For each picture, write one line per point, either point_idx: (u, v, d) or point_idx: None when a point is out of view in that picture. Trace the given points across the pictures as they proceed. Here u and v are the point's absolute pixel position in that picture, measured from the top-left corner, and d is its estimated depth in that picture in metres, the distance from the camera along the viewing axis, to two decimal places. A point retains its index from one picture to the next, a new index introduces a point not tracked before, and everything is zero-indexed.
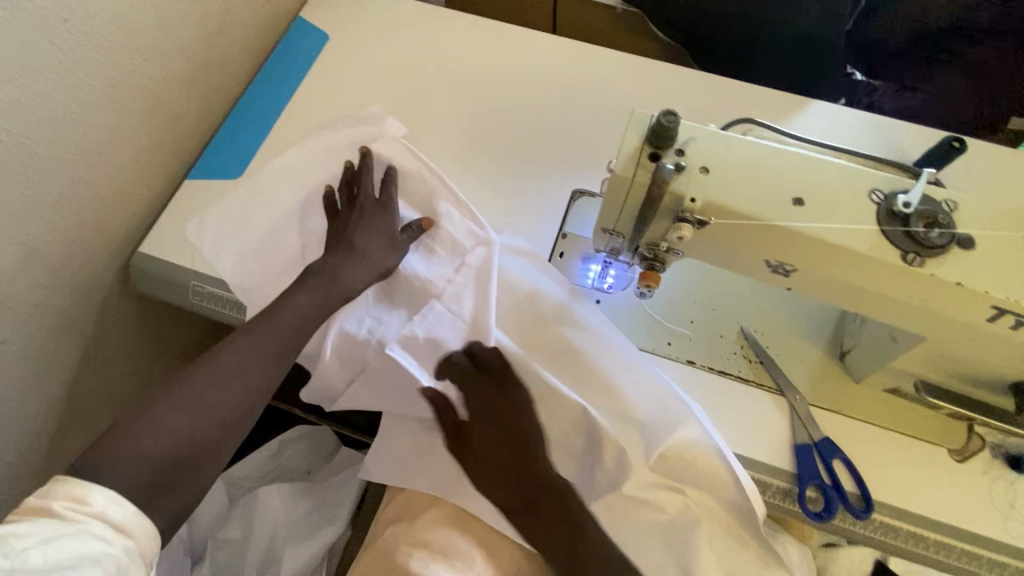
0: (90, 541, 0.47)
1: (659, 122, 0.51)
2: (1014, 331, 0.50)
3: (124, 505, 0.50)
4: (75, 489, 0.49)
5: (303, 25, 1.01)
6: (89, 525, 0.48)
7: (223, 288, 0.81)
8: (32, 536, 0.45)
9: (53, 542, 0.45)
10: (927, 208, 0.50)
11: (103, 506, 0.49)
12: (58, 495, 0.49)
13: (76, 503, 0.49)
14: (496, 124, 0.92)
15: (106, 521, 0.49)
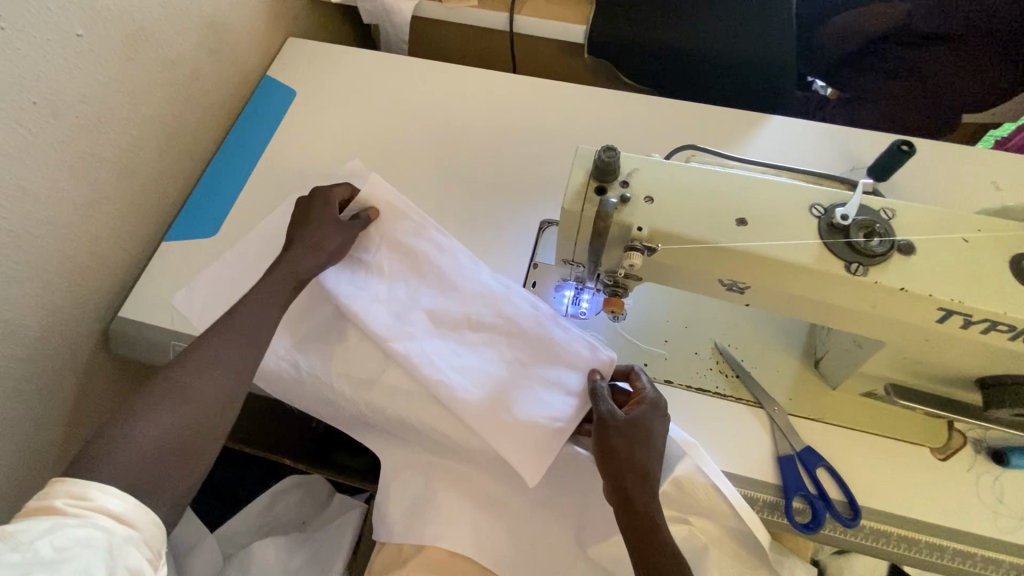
0: (89, 529, 0.48)
1: (600, 158, 0.53)
2: (966, 330, 0.51)
3: (124, 498, 0.53)
4: (76, 487, 0.51)
5: (273, 85, 1.05)
6: (93, 517, 0.50)
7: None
8: (37, 528, 0.46)
9: (53, 531, 0.46)
10: (865, 218, 0.51)
11: (103, 500, 0.51)
12: (57, 493, 0.51)
13: (77, 499, 0.51)
14: (461, 163, 0.95)
15: (107, 514, 0.51)
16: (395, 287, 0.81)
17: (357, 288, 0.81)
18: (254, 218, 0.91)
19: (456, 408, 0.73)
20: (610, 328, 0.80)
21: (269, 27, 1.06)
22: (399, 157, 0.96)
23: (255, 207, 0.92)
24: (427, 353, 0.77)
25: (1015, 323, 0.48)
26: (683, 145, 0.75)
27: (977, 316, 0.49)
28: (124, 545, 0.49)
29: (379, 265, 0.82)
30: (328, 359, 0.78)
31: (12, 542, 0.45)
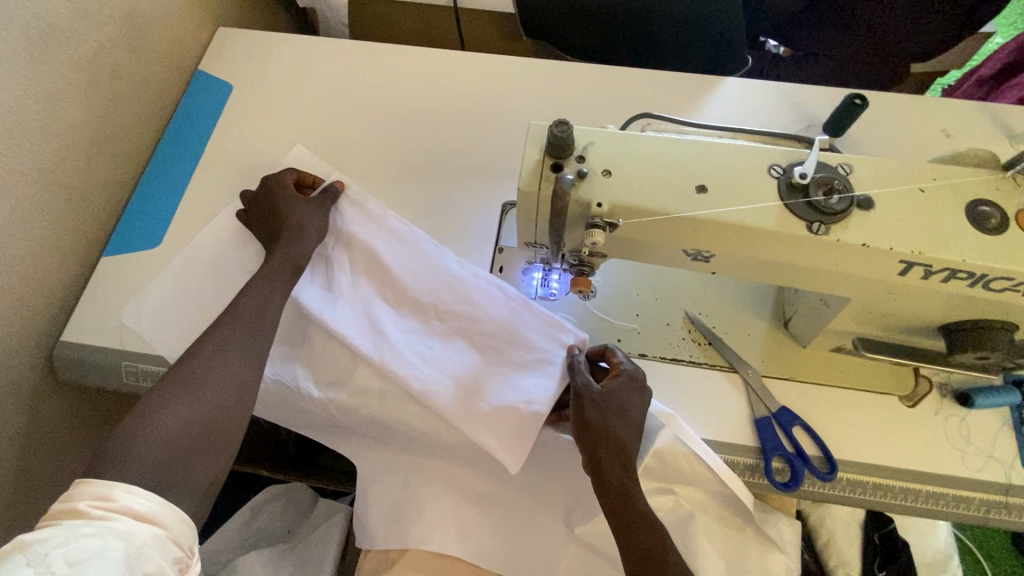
0: (111, 535, 0.47)
1: (553, 132, 0.51)
2: (928, 281, 0.50)
3: (148, 498, 0.51)
4: (100, 488, 0.51)
5: (207, 79, 0.98)
6: (114, 520, 0.48)
7: (160, 365, 0.77)
8: (56, 537, 0.45)
9: (69, 542, 0.45)
10: (824, 175, 0.51)
11: (128, 501, 0.50)
12: (82, 495, 0.50)
13: (100, 501, 0.50)
14: (415, 149, 0.91)
15: (131, 514, 0.50)
16: (363, 282, 0.78)
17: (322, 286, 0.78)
18: (199, 224, 0.86)
19: (432, 401, 0.71)
20: (582, 305, 0.79)
21: (196, 17, 0.99)
22: (349, 148, 0.91)
23: (199, 212, 0.87)
24: (397, 348, 0.74)
25: (975, 270, 0.49)
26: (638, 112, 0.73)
27: (937, 266, 0.49)
28: (146, 551, 0.48)
29: (342, 260, 0.79)
30: (294, 364, 0.75)
31: (30, 555, 0.44)
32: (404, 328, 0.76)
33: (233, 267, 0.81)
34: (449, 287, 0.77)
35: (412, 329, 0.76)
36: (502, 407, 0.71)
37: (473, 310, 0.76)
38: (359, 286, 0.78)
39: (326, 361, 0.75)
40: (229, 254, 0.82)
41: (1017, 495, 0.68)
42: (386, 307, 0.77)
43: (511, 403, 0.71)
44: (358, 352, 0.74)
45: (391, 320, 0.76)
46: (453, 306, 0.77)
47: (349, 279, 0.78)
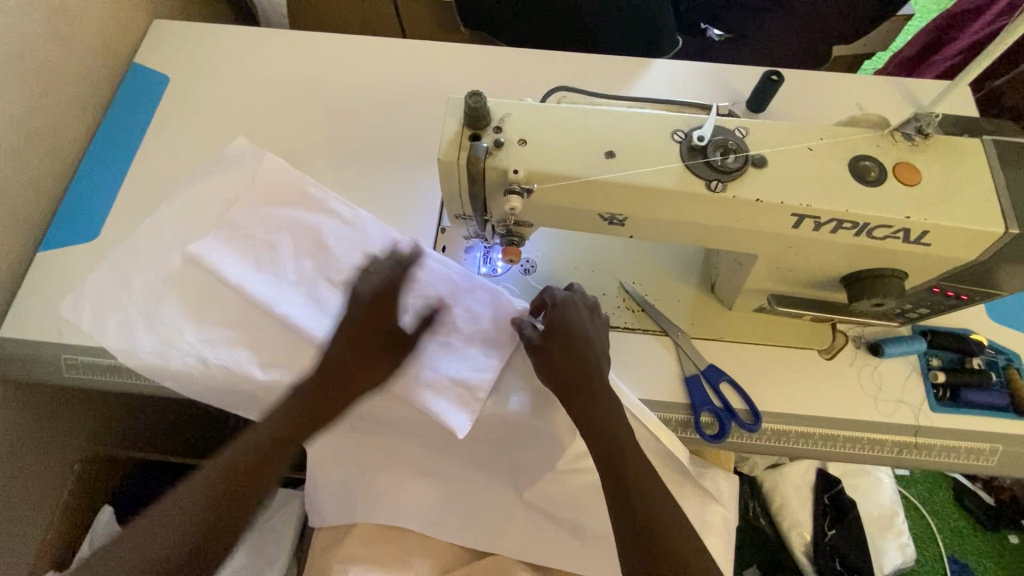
0: None
1: (468, 104, 0.54)
2: (819, 232, 0.55)
3: None
4: None
5: (142, 71, 0.98)
6: None
7: (101, 356, 0.77)
8: None
9: None
10: (721, 138, 0.55)
11: None
12: None
13: None
14: (356, 135, 0.92)
15: None
16: (307, 263, 0.79)
17: (266, 270, 0.78)
18: (139, 215, 0.86)
19: (374, 375, 0.73)
20: (522, 280, 0.81)
21: (129, 8, 0.98)
22: (290, 135, 0.92)
23: (138, 203, 0.86)
24: (341, 327, 0.76)
25: (857, 219, 0.53)
26: (559, 88, 0.76)
27: (824, 217, 0.53)
28: None
29: (285, 243, 0.80)
30: (235, 349, 0.76)
31: None
32: (349, 308, 0.77)
33: (168, 252, 0.79)
34: None
35: (357, 309, 0.77)
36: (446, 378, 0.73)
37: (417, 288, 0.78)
38: (302, 269, 0.79)
39: (269, 346, 0.76)
40: (163, 242, 0.80)
41: (925, 435, 0.73)
42: (330, 287, 0.78)
43: (450, 374, 0.74)
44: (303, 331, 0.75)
45: (335, 300, 0.77)
46: None
47: (293, 261, 0.79)
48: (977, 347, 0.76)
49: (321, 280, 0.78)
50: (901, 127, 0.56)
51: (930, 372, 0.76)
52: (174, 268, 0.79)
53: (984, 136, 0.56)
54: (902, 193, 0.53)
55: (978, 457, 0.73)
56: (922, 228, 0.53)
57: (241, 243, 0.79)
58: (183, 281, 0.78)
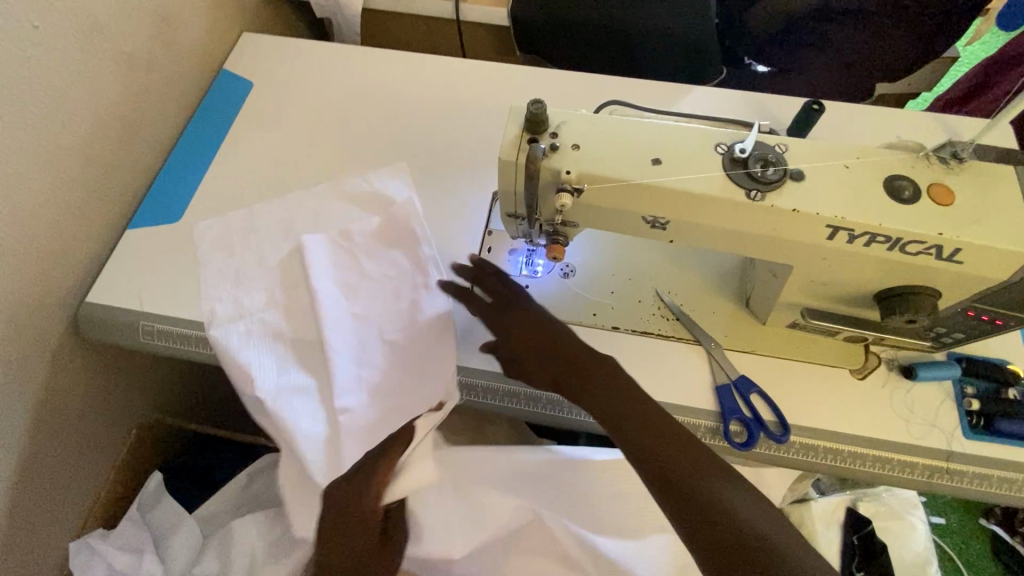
0: None
1: (529, 111, 0.60)
2: (853, 245, 0.58)
3: None
4: None
5: (230, 76, 1.09)
6: None
7: (174, 325, 0.84)
8: None
9: None
10: (761, 152, 0.59)
11: None
12: None
13: None
14: (415, 142, 1.00)
15: None
16: (377, 289, 0.83)
17: (346, 284, 0.84)
18: (217, 202, 0.94)
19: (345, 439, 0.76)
20: (562, 282, 0.85)
21: (223, 20, 1.09)
22: (356, 140, 1.01)
23: (217, 192, 0.95)
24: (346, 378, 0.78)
25: (891, 233, 0.56)
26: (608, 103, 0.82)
27: (859, 230, 0.57)
28: None
29: (374, 268, 0.84)
30: (272, 339, 0.80)
31: None
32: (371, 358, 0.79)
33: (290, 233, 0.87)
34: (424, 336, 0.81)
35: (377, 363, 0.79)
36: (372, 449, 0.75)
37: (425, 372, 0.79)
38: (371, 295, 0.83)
39: (295, 359, 0.80)
40: (274, 221, 0.89)
41: (957, 460, 0.74)
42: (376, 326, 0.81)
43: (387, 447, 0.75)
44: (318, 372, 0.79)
45: (370, 345, 0.80)
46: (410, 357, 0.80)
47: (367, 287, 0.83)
48: (1013, 378, 0.76)
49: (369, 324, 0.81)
50: (935, 151, 0.59)
51: (964, 399, 0.76)
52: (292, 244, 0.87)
53: (1018, 163, 0.59)
54: (936, 211, 0.56)
55: (1012, 488, 0.73)
56: (954, 246, 0.55)
57: (343, 250, 0.86)
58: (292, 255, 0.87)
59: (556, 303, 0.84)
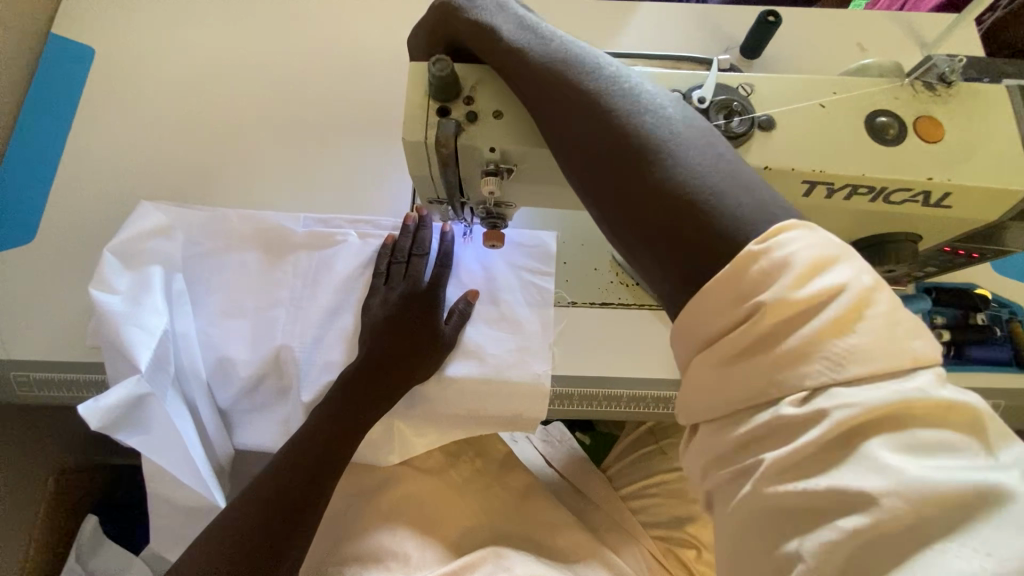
0: None
1: (433, 72, 0.46)
2: (832, 200, 0.50)
3: None
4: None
5: (58, 43, 0.86)
6: None
7: (72, 371, 0.71)
8: None
9: None
10: (723, 97, 0.48)
11: None
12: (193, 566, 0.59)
13: None
14: (317, 109, 0.84)
15: None
16: (337, 303, 0.73)
17: (311, 291, 0.74)
18: (77, 213, 0.78)
19: (120, 333, 0.65)
20: (516, 249, 0.76)
21: None
22: (242, 112, 0.83)
23: (87, 201, 0.79)
24: (149, 328, 0.66)
25: (874, 184, 0.48)
26: None
27: (838, 183, 0.48)
28: None
29: (339, 295, 0.74)
30: (212, 343, 0.72)
31: None
32: (251, 400, 0.73)
33: (437, 433, 0.73)
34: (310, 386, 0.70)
35: (254, 403, 0.73)
36: (190, 430, 0.68)
37: (266, 393, 0.73)
38: (316, 310, 0.73)
39: (221, 381, 0.72)
40: (254, 239, 0.75)
41: None
42: (309, 364, 0.71)
43: (386, 286, 0.72)
44: (241, 251, 0.75)
45: (248, 390, 0.72)
46: (264, 396, 0.73)
47: (306, 324, 0.72)
48: (981, 303, 0.74)
49: (281, 321, 0.72)
50: (920, 75, 0.50)
51: (935, 331, 0.73)
52: None
53: (1006, 81, 0.51)
54: (923, 151, 0.48)
55: None
56: (943, 190, 0.48)
57: (350, 256, 0.75)
58: (321, 369, 0.71)
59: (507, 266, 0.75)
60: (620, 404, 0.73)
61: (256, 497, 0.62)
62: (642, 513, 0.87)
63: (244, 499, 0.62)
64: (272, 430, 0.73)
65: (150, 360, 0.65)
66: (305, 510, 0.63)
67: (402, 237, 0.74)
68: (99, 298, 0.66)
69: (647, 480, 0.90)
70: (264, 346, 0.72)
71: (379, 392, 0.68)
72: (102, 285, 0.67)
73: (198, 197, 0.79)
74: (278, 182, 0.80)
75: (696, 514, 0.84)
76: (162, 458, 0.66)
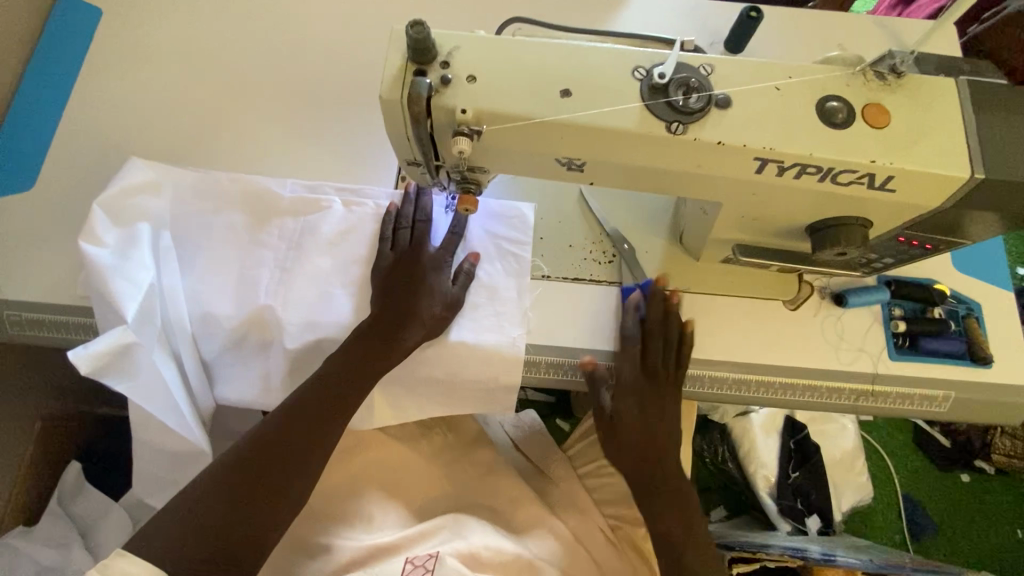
0: None
1: (410, 35, 0.49)
2: (783, 178, 0.53)
3: None
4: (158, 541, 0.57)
5: (65, 1, 0.89)
6: None
7: (63, 314, 0.74)
8: None
9: None
10: (683, 75, 0.51)
11: None
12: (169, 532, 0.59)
13: None
14: (313, 79, 0.87)
15: None
16: (320, 261, 0.77)
17: (294, 251, 0.77)
18: (75, 163, 0.81)
19: (108, 284, 0.68)
20: (493, 220, 0.79)
21: None
22: (240, 78, 0.86)
23: (85, 153, 0.82)
24: (136, 282, 0.70)
25: (822, 164, 0.51)
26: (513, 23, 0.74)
27: (788, 161, 0.51)
28: None
29: (321, 256, 0.77)
30: (196, 298, 0.75)
31: None
32: (232, 354, 0.75)
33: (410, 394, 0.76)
34: (291, 339, 0.73)
35: (234, 357, 0.75)
36: (172, 381, 0.72)
37: (246, 347, 0.75)
38: (298, 267, 0.76)
39: (204, 335, 0.74)
40: (242, 198, 0.78)
41: (882, 382, 0.74)
42: (289, 319, 0.74)
43: (393, 250, 0.76)
44: (228, 211, 0.78)
45: (229, 344, 0.75)
46: (244, 349, 0.75)
47: (289, 282, 0.75)
48: (939, 297, 0.77)
49: (265, 279, 0.75)
50: (874, 64, 0.53)
51: (893, 321, 0.76)
52: (317, 345, 0.74)
53: (959, 76, 0.54)
54: (870, 136, 0.51)
55: (930, 404, 0.75)
56: (886, 173, 0.51)
57: (338, 222, 0.78)
58: (300, 325, 0.74)
59: (494, 236, 0.79)
60: (587, 377, 0.74)
61: (264, 447, 0.64)
62: (597, 490, 0.89)
63: (251, 447, 0.64)
64: (251, 384, 0.75)
65: (135, 311, 0.69)
66: (305, 461, 0.66)
67: (405, 203, 0.78)
68: (87, 249, 0.69)
69: (606, 457, 0.91)
70: (245, 301, 0.75)
71: (371, 354, 0.70)
72: (91, 238, 0.70)
73: (194, 158, 0.82)
74: (270, 146, 0.83)
75: None
76: (147, 403, 0.70)
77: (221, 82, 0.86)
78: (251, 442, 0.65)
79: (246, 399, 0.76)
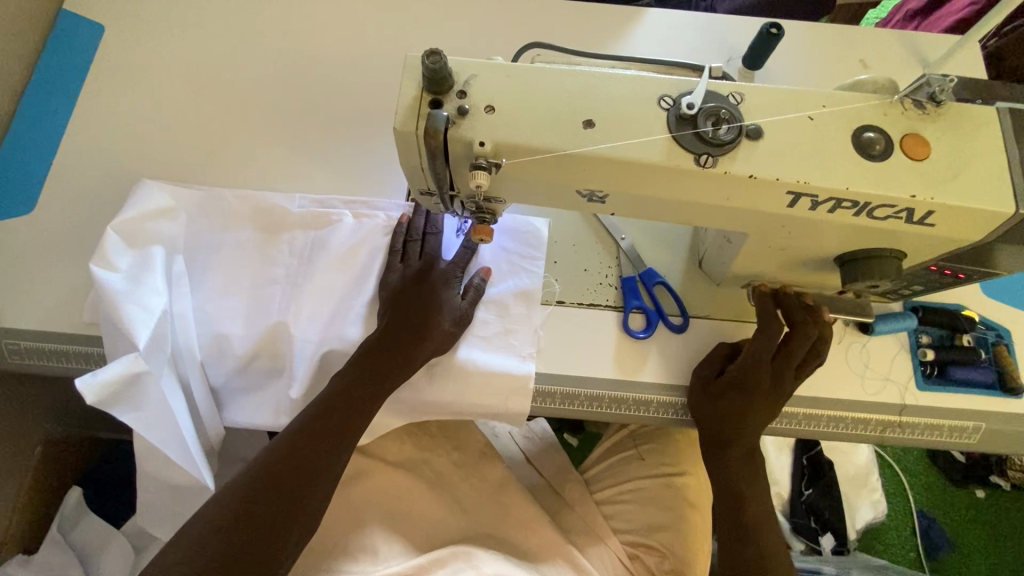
0: None
1: (426, 64, 0.47)
2: (815, 212, 0.50)
3: None
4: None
5: (67, 18, 0.87)
6: None
7: (63, 342, 0.72)
8: None
9: None
10: (711, 105, 0.49)
11: None
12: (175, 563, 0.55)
13: None
14: (320, 97, 0.85)
15: None
16: (332, 282, 0.74)
17: (305, 271, 0.75)
18: (76, 185, 0.79)
19: (118, 309, 0.66)
20: (507, 241, 0.77)
21: None
22: (245, 96, 0.84)
23: (87, 174, 0.80)
24: (148, 306, 0.67)
25: (858, 199, 0.49)
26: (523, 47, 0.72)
27: (822, 196, 0.49)
28: None
29: (333, 276, 0.74)
30: (207, 321, 0.72)
31: None
32: (242, 380, 0.73)
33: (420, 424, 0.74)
34: (303, 364, 0.71)
35: (244, 383, 0.73)
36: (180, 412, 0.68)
37: (257, 372, 0.73)
38: (310, 288, 0.74)
39: (214, 360, 0.72)
40: (251, 218, 0.76)
41: (911, 413, 0.72)
42: (302, 343, 0.71)
43: (403, 264, 0.74)
44: (238, 231, 0.76)
45: (240, 369, 0.72)
46: (253, 375, 0.73)
47: (300, 303, 0.73)
48: (968, 323, 0.74)
49: (277, 302, 0.73)
50: (911, 93, 0.50)
51: (919, 350, 0.73)
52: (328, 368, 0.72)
53: (999, 104, 0.51)
54: (909, 169, 0.48)
55: (962, 434, 0.72)
56: (926, 208, 0.49)
57: (347, 239, 0.76)
58: (312, 348, 0.71)
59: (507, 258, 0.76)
60: (603, 407, 0.71)
61: (272, 469, 0.61)
62: (614, 517, 0.88)
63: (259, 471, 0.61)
64: (260, 412, 0.72)
65: (146, 336, 0.66)
66: (315, 485, 0.62)
67: (417, 217, 0.76)
68: (94, 274, 0.66)
69: (623, 485, 0.89)
70: (257, 325, 0.72)
71: (381, 369, 0.67)
72: (102, 262, 0.68)
73: (199, 179, 0.80)
74: (277, 166, 0.81)
75: (667, 523, 0.83)
76: (155, 435, 0.67)
77: (226, 101, 0.84)
78: (260, 468, 0.61)
79: (256, 428, 0.73)
